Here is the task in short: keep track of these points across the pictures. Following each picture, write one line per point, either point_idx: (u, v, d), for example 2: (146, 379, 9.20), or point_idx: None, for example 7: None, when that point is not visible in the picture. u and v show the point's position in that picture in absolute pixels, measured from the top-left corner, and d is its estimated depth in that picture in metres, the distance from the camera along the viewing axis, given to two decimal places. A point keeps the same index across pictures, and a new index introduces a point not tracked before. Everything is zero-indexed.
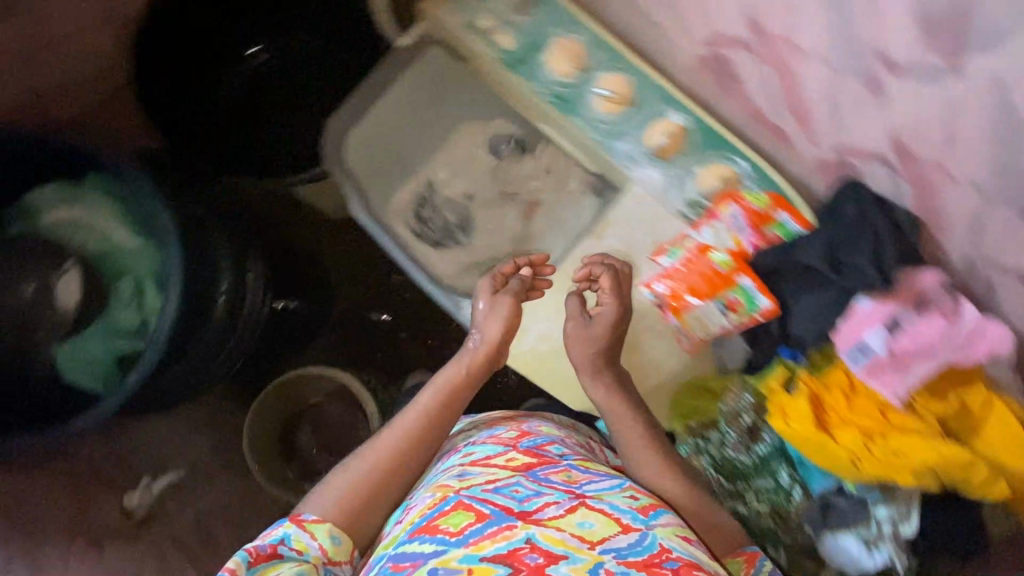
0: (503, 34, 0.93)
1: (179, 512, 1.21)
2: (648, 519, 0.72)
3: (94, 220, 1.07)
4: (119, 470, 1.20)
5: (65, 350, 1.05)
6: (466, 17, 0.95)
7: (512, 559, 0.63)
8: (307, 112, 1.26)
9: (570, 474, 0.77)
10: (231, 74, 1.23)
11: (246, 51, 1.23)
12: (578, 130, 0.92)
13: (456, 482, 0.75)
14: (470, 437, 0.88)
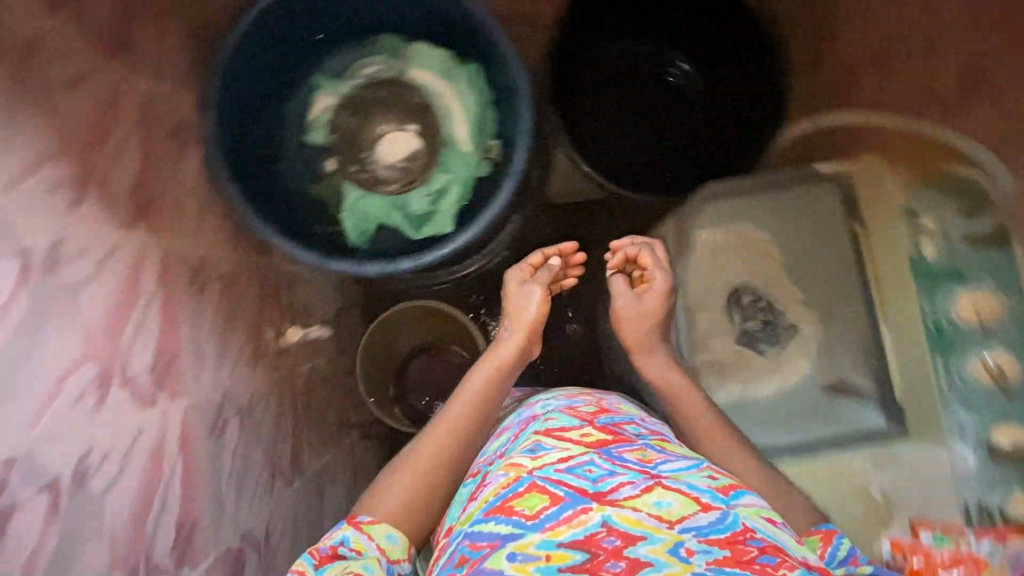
0: (928, 240, 0.92)
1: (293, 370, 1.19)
2: (729, 499, 0.65)
3: (456, 108, 1.09)
4: (283, 302, 1.17)
5: (358, 193, 1.09)
6: (908, 200, 0.94)
7: (589, 546, 0.57)
8: (658, 143, 1.20)
9: (644, 453, 0.70)
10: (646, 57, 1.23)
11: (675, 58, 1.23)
12: (931, 370, 0.90)
13: (528, 459, 0.67)
14: (545, 406, 0.82)
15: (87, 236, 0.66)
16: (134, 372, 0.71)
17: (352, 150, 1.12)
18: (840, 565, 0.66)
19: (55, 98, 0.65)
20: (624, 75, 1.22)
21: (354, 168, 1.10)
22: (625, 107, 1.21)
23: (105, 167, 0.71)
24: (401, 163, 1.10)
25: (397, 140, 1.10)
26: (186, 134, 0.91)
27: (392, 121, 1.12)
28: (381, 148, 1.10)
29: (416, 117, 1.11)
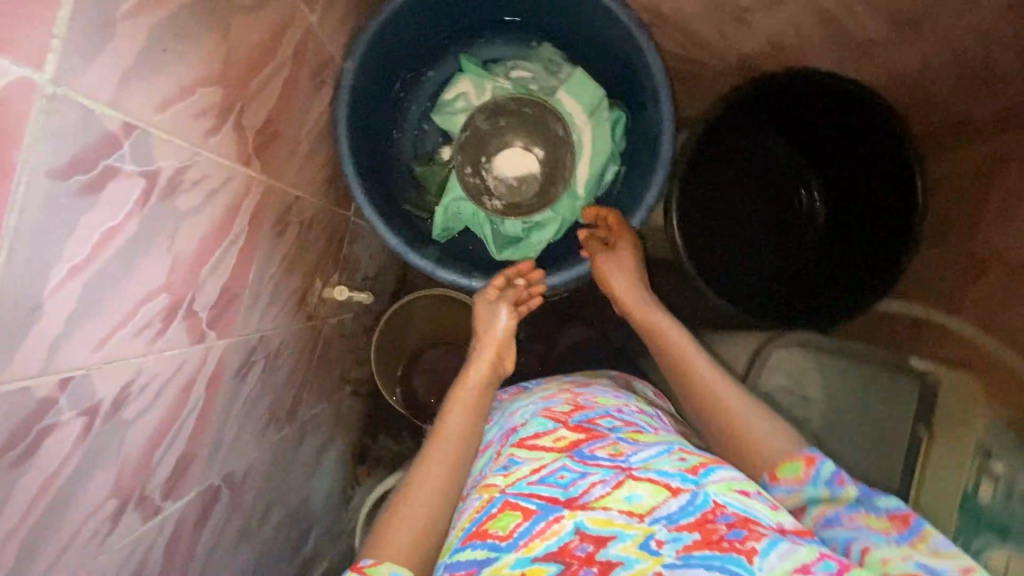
0: (989, 485, 0.86)
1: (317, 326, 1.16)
2: (700, 477, 0.62)
3: (588, 145, 1.05)
4: (331, 257, 1.13)
5: (461, 193, 1.07)
6: (992, 440, 0.87)
7: (564, 557, 0.55)
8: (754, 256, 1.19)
9: (617, 447, 0.67)
10: (783, 177, 1.22)
11: (809, 187, 1.22)
12: None
13: (500, 478, 0.64)
14: (522, 416, 0.77)
15: (206, 165, 0.63)
16: (195, 309, 0.68)
17: (473, 151, 1.08)
18: (823, 486, 0.65)
19: (234, 23, 0.61)
20: (758, 182, 1.21)
21: (469, 172, 1.07)
22: (744, 210, 1.21)
23: (246, 100, 0.68)
24: (513, 179, 1.07)
25: (519, 156, 1.07)
26: (321, 79, 0.88)
27: (522, 137, 1.08)
28: (501, 161, 1.07)
29: (546, 141, 1.07)
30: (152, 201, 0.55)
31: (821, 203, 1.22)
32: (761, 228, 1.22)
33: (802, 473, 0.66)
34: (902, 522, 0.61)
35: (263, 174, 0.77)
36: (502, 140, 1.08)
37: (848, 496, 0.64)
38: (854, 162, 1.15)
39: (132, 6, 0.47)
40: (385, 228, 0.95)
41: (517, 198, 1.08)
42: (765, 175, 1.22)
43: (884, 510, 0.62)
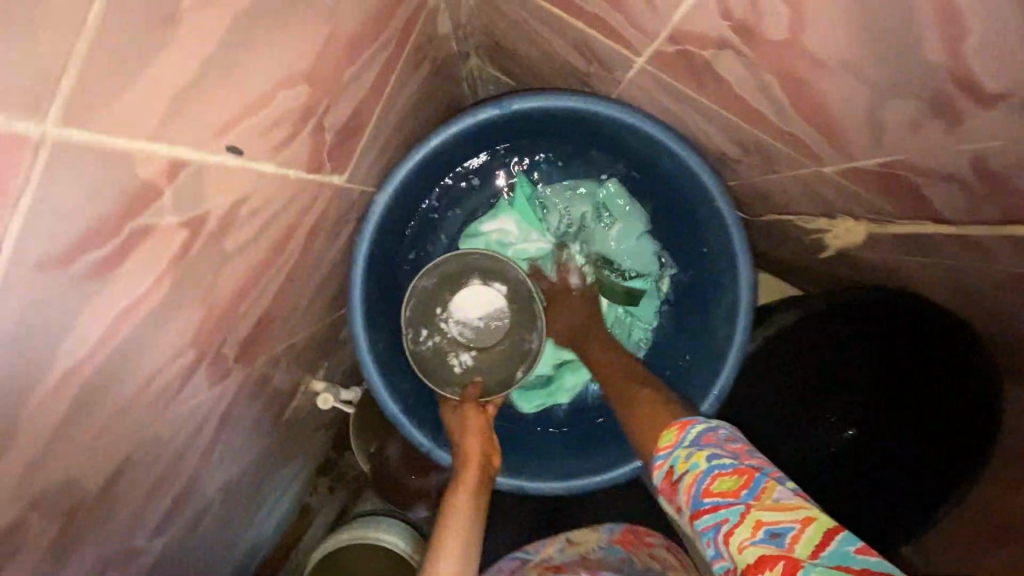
0: None
1: (293, 423, 1.04)
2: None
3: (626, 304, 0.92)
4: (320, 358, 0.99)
5: (428, 356, 0.87)
6: None
7: None
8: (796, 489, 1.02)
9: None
10: (833, 414, 1.01)
11: (848, 432, 1.02)
12: None
13: None
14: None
15: (164, 428, 0.49)
16: (134, 543, 0.58)
17: (418, 316, 0.86)
18: (690, 446, 0.51)
19: (220, 274, 0.45)
20: (794, 401, 1.00)
21: (424, 336, 0.86)
22: (786, 443, 1.00)
23: (232, 326, 0.52)
24: (484, 323, 0.89)
25: (476, 296, 0.88)
26: (341, 223, 0.71)
27: (468, 280, 0.88)
28: (457, 313, 0.88)
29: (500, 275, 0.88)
30: (76, 522, 0.43)
31: (852, 437, 1.02)
32: (790, 442, 1.02)
33: (674, 439, 0.53)
34: (752, 480, 0.44)
35: (247, 367, 0.62)
36: (447, 293, 0.88)
37: (702, 457, 0.49)
38: (896, 382, 0.96)
39: (56, 379, 0.32)
40: (388, 396, 0.82)
41: (498, 341, 0.89)
42: (816, 408, 1.01)
43: (731, 468, 0.46)
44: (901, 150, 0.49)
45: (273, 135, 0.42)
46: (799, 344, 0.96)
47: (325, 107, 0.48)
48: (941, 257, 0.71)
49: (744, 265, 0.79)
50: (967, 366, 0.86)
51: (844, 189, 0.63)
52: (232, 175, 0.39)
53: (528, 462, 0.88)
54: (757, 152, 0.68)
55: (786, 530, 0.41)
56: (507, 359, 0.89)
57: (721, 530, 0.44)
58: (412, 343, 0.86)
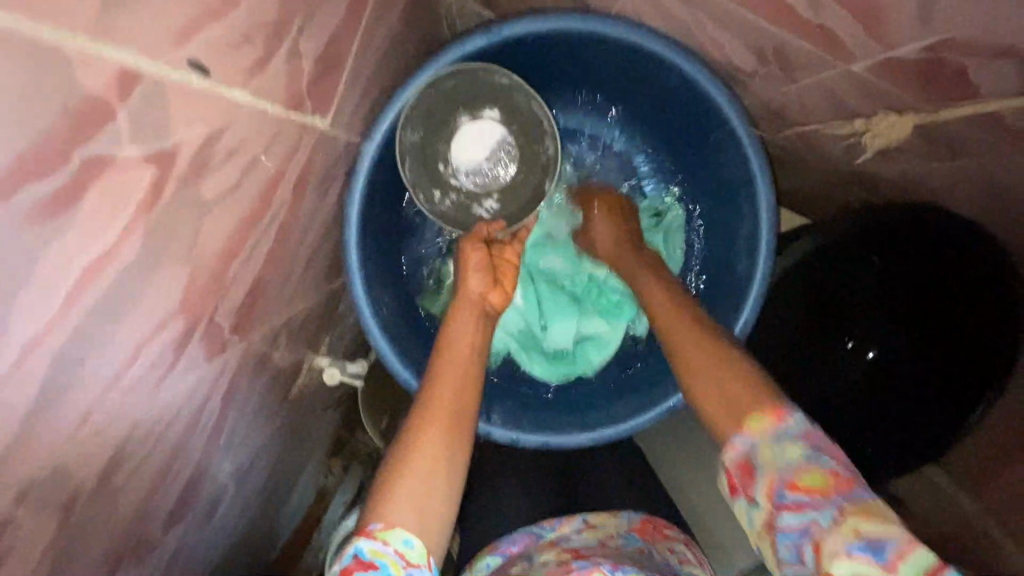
0: None
1: (299, 403, 1.00)
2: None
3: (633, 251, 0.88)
4: (321, 332, 0.94)
5: (452, 215, 0.81)
6: None
7: None
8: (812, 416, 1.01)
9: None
10: (848, 338, 1.00)
11: (866, 355, 1.00)
12: None
13: None
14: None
15: (163, 405, 0.45)
16: (147, 533, 0.54)
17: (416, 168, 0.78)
18: (786, 436, 0.46)
19: (203, 227, 0.39)
20: (810, 327, 0.99)
21: (439, 196, 0.80)
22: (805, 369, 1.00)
23: (223, 292, 0.47)
24: (499, 159, 0.81)
25: (469, 135, 0.78)
26: (330, 176, 0.65)
27: (453, 112, 0.77)
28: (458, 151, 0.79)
29: (489, 98, 0.77)
30: (76, 513, 0.39)
31: (873, 360, 1.00)
32: (809, 368, 1.01)
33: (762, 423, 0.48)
34: (851, 489, 0.44)
35: (245, 340, 0.57)
36: (433, 134, 0.77)
37: (793, 451, 0.46)
38: (919, 310, 0.94)
39: (23, 340, 0.27)
40: (394, 358, 0.78)
41: (522, 166, 0.82)
42: (834, 334, 1.00)
43: (829, 469, 0.44)
44: (951, 24, 0.44)
45: (245, 55, 0.36)
46: (814, 269, 0.93)
47: (300, 27, 0.42)
48: (973, 158, 0.66)
49: (762, 185, 0.74)
50: (993, 276, 0.83)
51: (874, 89, 0.58)
52: (201, 99, 0.33)
53: (554, 412, 0.84)
54: (774, 58, 0.62)
55: (887, 546, 0.41)
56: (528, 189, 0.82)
57: (807, 534, 0.43)
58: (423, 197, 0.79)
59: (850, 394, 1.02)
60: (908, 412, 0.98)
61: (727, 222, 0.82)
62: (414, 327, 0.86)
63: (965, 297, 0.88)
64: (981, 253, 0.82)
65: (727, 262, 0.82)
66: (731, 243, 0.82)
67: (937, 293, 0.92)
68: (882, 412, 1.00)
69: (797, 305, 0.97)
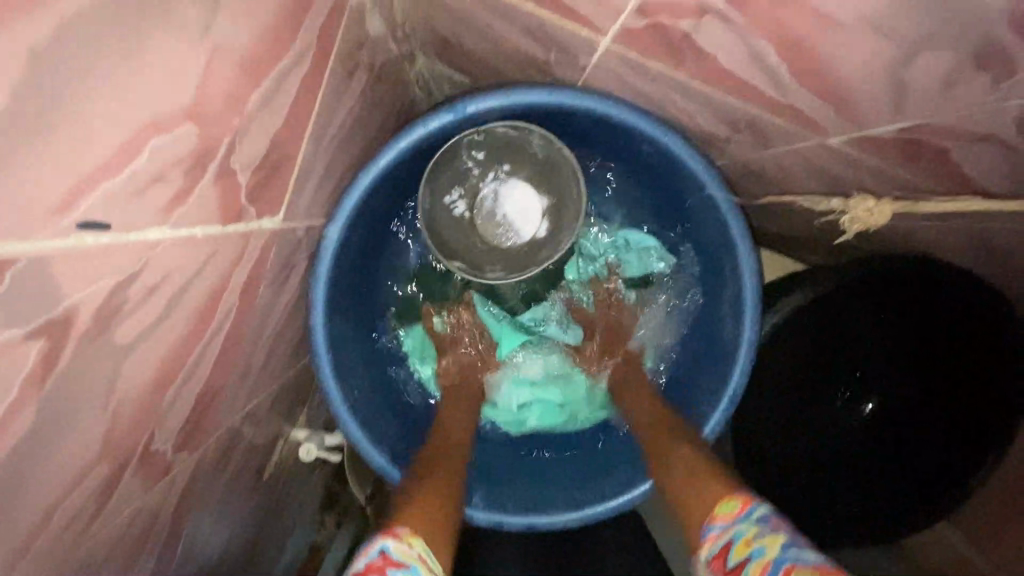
0: None
1: (276, 479, 0.96)
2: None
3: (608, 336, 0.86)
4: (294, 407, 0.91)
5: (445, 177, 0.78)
6: None
7: None
8: (813, 475, 0.97)
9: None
10: (844, 390, 0.94)
11: (864, 405, 0.94)
12: None
13: None
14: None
15: (90, 550, 0.41)
16: None
17: (512, 152, 0.78)
18: (754, 521, 0.46)
19: (123, 369, 0.36)
20: (803, 385, 0.93)
21: (472, 155, 0.77)
22: (801, 426, 0.95)
23: (160, 418, 0.44)
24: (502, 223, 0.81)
25: (528, 205, 0.81)
26: (289, 265, 0.62)
27: (546, 192, 0.81)
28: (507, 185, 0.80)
29: (555, 220, 0.81)
30: None
31: (869, 414, 0.95)
32: (804, 426, 0.95)
33: (736, 510, 0.49)
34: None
35: (196, 452, 0.54)
36: (532, 174, 0.80)
37: (775, 544, 0.43)
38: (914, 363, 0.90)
39: None
40: (367, 441, 0.74)
41: (473, 247, 0.82)
42: (828, 387, 0.94)
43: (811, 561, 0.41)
44: (923, 115, 0.41)
45: (158, 193, 0.33)
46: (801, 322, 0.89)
47: (229, 146, 0.39)
48: (964, 219, 0.63)
49: (744, 246, 0.71)
50: (993, 318, 0.82)
51: (853, 163, 0.55)
52: (92, 258, 0.30)
53: (549, 487, 0.81)
54: (746, 128, 0.60)
55: None
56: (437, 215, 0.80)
57: None
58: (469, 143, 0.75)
59: (849, 449, 0.97)
60: (910, 464, 0.95)
61: (711, 275, 0.79)
62: (391, 400, 0.83)
63: (964, 343, 0.87)
64: (980, 304, 0.81)
65: (713, 319, 0.79)
66: (717, 298, 0.78)
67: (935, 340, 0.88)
68: (884, 467, 0.96)
69: (792, 356, 0.92)
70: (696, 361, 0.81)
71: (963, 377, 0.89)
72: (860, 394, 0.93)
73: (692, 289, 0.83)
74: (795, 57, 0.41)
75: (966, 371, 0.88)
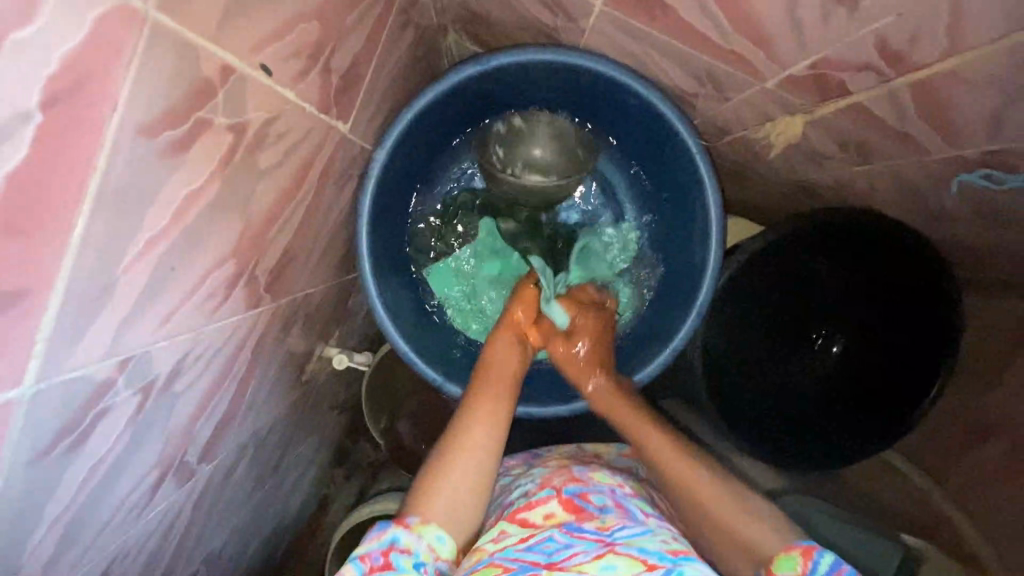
0: None
1: (309, 390, 1.11)
2: (677, 559, 0.56)
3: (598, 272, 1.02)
4: (330, 323, 1.07)
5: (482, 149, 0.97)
6: None
7: None
8: (788, 406, 1.12)
9: (604, 521, 0.62)
10: (813, 333, 1.12)
11: (830, 346, 1.12)
12: None
13: (489, 543, 0.60)
14: (516, 494, 0.72)
15: (212, 335, 0.57)
16: (185, 460, 0.64)
17: (530, 120, 0.96)
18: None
19: (256, 190, 0.53)
20: (782, 332, 1.11)
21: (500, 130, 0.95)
22: (774, 362, 1.12)
23: (264, 251, 0.60)
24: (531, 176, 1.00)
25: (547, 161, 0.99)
26: (346, 176, 0.79)
27: (559, 148, 1.00)
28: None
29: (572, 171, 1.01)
30: (148, 405, 0.50)
31: (838, 353, 1.12)
32: (783, 365, 1.12)
33: (800, 566, 0.58)
34: None
35: (274, 303, 0.70)
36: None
37: None
38: (876, 312, 1.07)
39: (143, 243, 0.39)
40: (398, 335, 0.89)
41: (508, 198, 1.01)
42: (800, 329, 1.12)
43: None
44: (821, 49, 0.58)
45: (294, 64, 0.50)
46: (776, 271, 1.05)
47: (331, 50, 0.57)
48: (884, 162, 0.79)
49: (710, 185, 0.87)
50: (930, 265, 0.96)
51: (788, 102, 0.72)
52: (264, 92, 0.47)
53: (549, 388, 0.97)
54: (708, 80, 0.77)
55: None
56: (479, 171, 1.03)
57: None
58: (498, 121, 0.95)
59: (820, 386, 1.13)
60: (866, 397, 1.10)
61: (686, 215, 0.95)
62: (417, 315, 0.98)
63: (911, 284, 1.01)
64: (920, 250, 0.95)
65: (687, 251, 0.95)
66: (691, 232, 0.94)
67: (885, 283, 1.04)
68: (847, 402, 1.11)
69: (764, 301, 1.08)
70: (676, 287, 0.97)
71: (911, 316, 1.03)
72: (828, 336, 1.11)
73: (671, 228, 0.99)
74: (731, 6, 0.58)
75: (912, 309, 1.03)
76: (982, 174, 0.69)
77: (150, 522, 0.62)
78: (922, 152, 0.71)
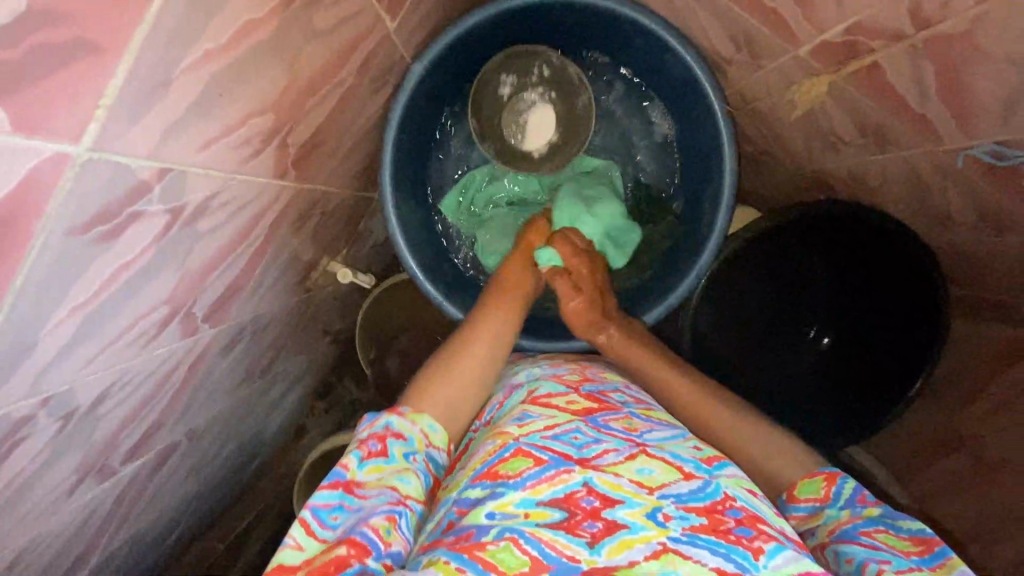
0: None
1: (311, 297, 1.14)
2: (713, 470, 0.58)
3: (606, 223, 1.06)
4: (341, 235, 1.09)
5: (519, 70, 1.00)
6: None
7: (568, 505, 0.51)
8: (772, 394, 1.15)
9: (631, 422, 0.63)
10: (807, 325, 1.14)
11: (820, 336, 1.13)
12: None
13: (514, 427, 0.59)
14: (528, 381, 0.72)
15: (247, 180, 0.60)
16: (193, 309, 0.67)
17: (563, 89, 1.02)
18: (844, 505, 0.62)
19: (307, 49, 0.56)
20: (775, 312, 1.13)
21: (544, 71, 1.00)
22: (766, 345, 1.15)
23: (300, 119, 0.63)
24: (523, 121, 1.02)
25: (540, 125, 1.01)
26: (383, 80, 0.82)
27: (557, 132, 1.03)
28: (544, 107, 1.01)
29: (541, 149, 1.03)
30: (174, 230, 0.53)
31: (827, 346, 1.13)
32: (774, 350, 1.15)
33: (823, 491, 0.64)
34: (922, 548, 0.56)
35: (298, 179, 0.73)
36: (561, 115, 1.03)
37: (871, 515, 0.60)
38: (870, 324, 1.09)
39: (209, 47, 0.43)
40: (406, 248, 0.92)
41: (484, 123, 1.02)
42: (800, 321, 1.14)
43: (906, 533, 0.58)
44: (858, 8, 0.62)
45: None
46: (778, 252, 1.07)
47: None
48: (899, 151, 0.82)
49: (728, 149, 0.90)
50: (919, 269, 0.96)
51: (816, 72, 0.75)
52: None
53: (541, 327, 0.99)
54: (745, 44, 0.80)
55: None
56: (485, 79, 1.00)
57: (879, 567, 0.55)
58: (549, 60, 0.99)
59: (805, 378, 1.15)
60: (846, 394, 1.11)
61: (699, 179, 0.98)
62: (428, 237, 1.02)
63: (903, 289, 1.02)
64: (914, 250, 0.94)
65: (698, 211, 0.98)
66: (700, 195, 0.97)
67: (882, 281, 1.04)
68: (829, 392, 1.13)
69: (762, 284, 1.10)
70: (679, 243, 1.01)
71: (901, 318, 1.04)
72: (819, 329, 1.13)
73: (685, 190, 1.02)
74: None
75: (903, 313, 1.03)
76: (991, 149, 0.69)
77: (154, 360, 0.65)
78: (936, 141, 0.74)
